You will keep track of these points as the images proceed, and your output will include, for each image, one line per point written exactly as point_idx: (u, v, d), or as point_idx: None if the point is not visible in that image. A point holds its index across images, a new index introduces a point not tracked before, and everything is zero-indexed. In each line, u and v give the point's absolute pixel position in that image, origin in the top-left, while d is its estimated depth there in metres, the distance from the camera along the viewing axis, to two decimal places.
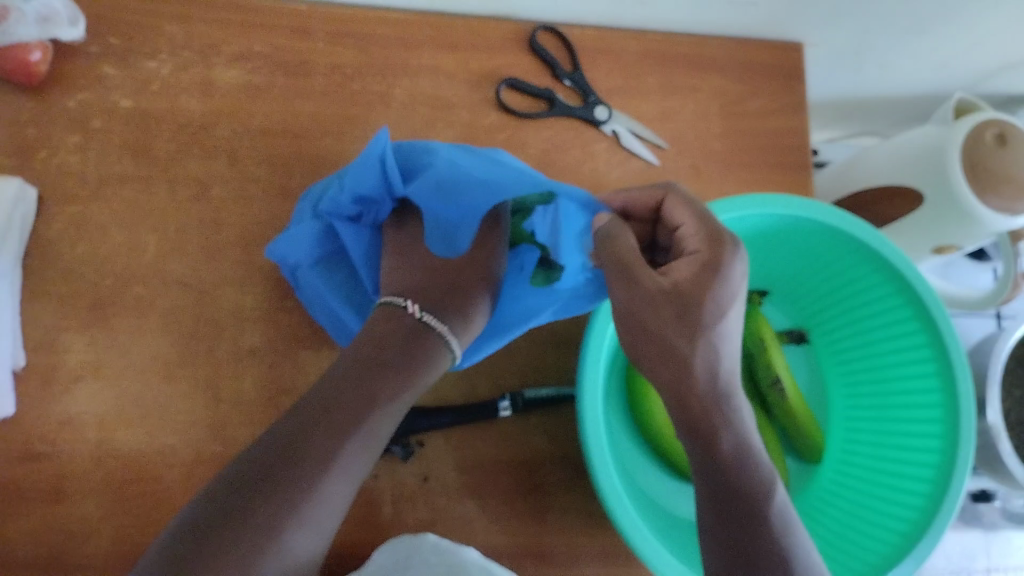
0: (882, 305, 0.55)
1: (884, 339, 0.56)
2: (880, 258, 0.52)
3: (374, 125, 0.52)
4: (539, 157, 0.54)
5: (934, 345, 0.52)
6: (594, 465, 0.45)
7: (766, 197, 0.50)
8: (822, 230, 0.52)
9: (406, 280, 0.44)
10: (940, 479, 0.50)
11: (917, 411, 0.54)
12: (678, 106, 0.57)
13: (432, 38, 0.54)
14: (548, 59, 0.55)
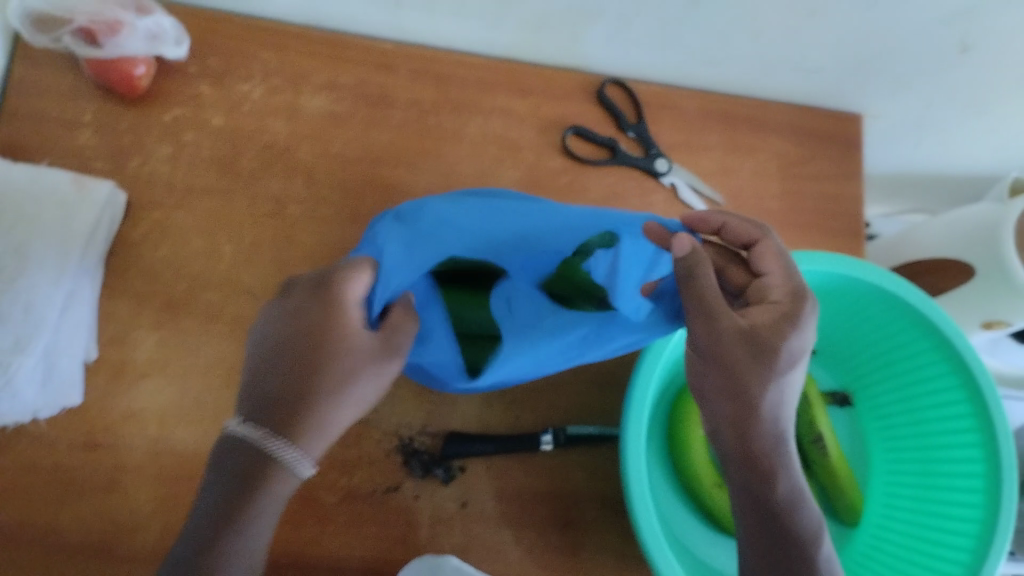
0: (930, 373, 0.56)
1: (929, 406, 0.56)
2: (931, 325, 0.53)
3: (445, 159, 0.55)
4: (599, 203, 0.56)
5: (980, 416, 0.53)
6: (634, 503, 0.46)
7: (823, 256, 0.51)
8: (874, 292, 0.54)
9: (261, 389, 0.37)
10: (978, 551, 0.50)
11: (956, 482, 0.54)
12: (737, 165, 0.59)
13: (507, 82, 0.56)
14: (614, 110, 0.57)
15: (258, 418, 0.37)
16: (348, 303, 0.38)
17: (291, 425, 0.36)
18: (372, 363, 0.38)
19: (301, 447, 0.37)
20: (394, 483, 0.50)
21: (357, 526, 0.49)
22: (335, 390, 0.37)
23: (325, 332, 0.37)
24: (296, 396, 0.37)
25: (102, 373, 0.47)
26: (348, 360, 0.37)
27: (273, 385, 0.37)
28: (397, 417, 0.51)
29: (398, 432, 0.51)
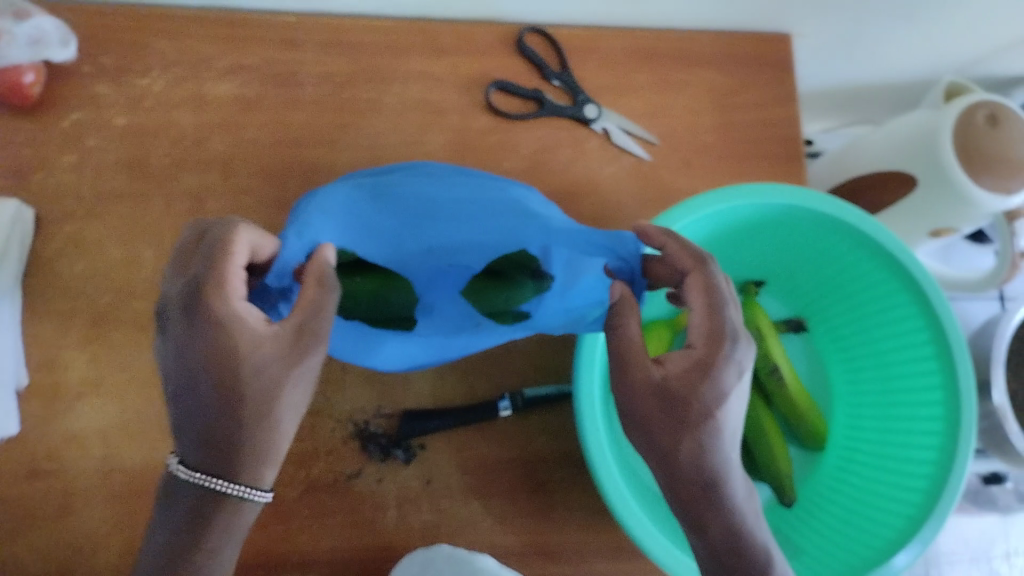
0: (881, 292, 0.54)
1: (883, 326, 0.55)
2: (874, 244, 0.52)
3: (367, 130, 0.52)
4: (533, 157, 0.54)
5: (932, 328, 0.52)
6: (598, 471, 0.45)
7: (759, 188, 0.51)
8: (813, 218, 0.52)
9: (192, 428, 0.35)
10: (944, 463, 0.50)
11: (918, 397, 0.53)
12: (669, 101, 0.57)
13: (420, 43, 0.54)
14: (536, 60, 0.55)
15: (209, 460, 0.35)
16: (219, 297, 0.33)
17: (224, 459, 0.35)
18: (287, 374, 0.35)
19: (251, 477, 0.35)
20: (355, 470, 0.49)
21: (323, 517, 0.48)
22: (264, 408, 0.35)
23: (226, 346, 0.33)
24: (230, 421, 0.34)
25: (36, 399, 0.45)
26: (270, 372, 0.34)
27: (208, 422, 0.34)
28: (347, 403, 0.50)
29: (352, 417, 0.50)
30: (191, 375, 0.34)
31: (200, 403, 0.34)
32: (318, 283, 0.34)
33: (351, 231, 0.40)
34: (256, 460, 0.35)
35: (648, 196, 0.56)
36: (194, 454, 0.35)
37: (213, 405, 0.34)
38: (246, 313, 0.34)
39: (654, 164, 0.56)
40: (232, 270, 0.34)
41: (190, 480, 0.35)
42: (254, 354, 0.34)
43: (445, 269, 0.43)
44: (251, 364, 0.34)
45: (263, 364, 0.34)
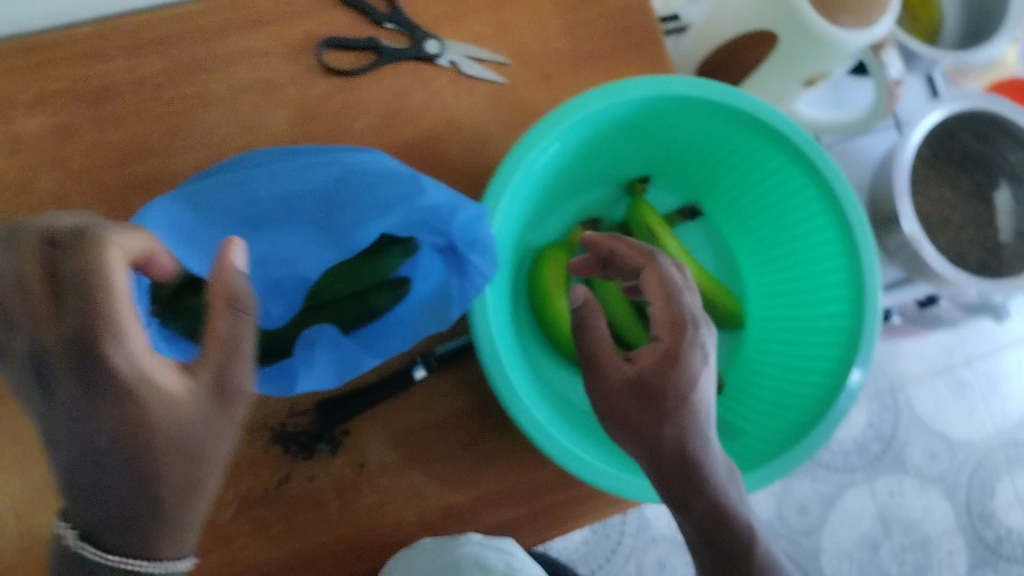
0: (770, 166, 0.53)
1: (773, 190, 0.55)
2: (742, 114, 0.50)
3: (202, 128, 0.49)
4: (383, 111, 0.52)
5: (817, 182, 0.51)
6: (511, 406, 0.43)
7: (616, 85, 0.48)
8: (676, 104, 0.51)
9: (103, 502, 0.31)
10: (853, 327, 0.50)
11: (819, 252, 0.53)
12: (511, 14, 0.54)
13: (234, 20, 0.50)
14: (362, 7, 0.52)
15: (124, 540, 0.32)
16: (125, 353, 0.30)
17: (144, 534, 0.32)
18: (214, 424, 0.33)
19: (168, 548, 0.33)
20: (283, 475, 0.48)
21: (265, 528, 0.47)
22: (195, 468, 0.32)
23: (134, 402, 0.31)
24: (151, 492, 0.32)
25: None
26: (196, 424, 0.32)
27: (129, 495, 0.31)
28: (259, 410, 0.48)
29: (267, 423, 0.48)
30: (102, 447, 0.31)
31: (120, 473, 0.31)
32: (230, 308, 0.34)
33: (187, 243, 0.40)
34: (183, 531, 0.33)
35: (512, 119, 0.54)
36: (106, 533, 0.31)
37: (129, 476, 0.31)
38: (156, 364, 0.31)
39: (511, 84, 0.54)
40: (123, 297, 0.30)
41: (106, 564, 0.31)
42: (179, 410, 0.32)
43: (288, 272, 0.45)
44: (171, 415, 0.31)
45: (192, 423, 0.32)
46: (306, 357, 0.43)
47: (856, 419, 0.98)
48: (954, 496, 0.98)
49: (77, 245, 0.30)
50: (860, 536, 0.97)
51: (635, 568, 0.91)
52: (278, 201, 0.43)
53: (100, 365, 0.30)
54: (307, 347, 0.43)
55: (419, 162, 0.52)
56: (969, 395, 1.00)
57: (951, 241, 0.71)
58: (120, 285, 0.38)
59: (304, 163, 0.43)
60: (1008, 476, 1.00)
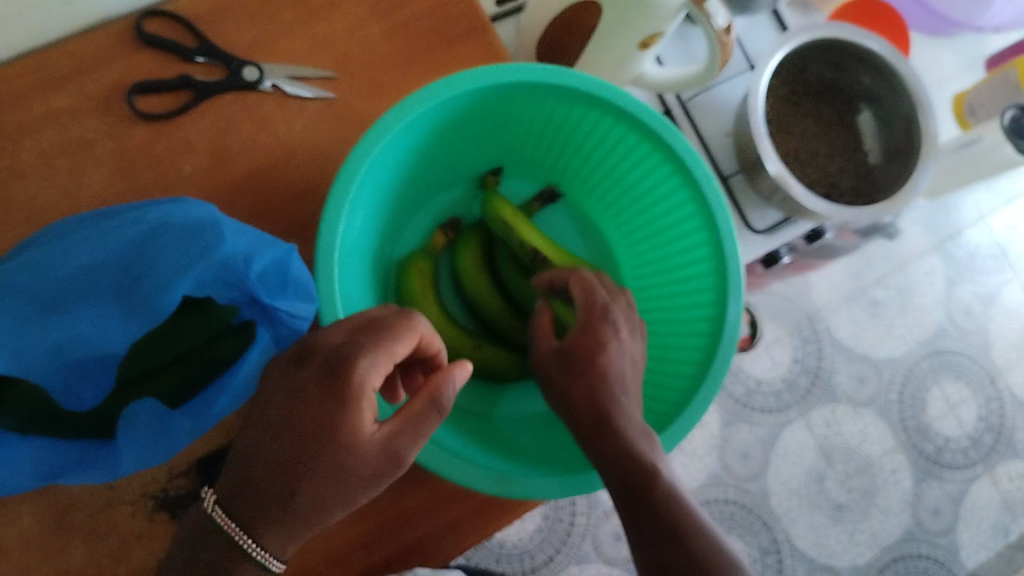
0: (620, 137, 0.54)
1: (629, 160, 0.56)
2: (578, 94, 0.50)
3: (20, 201, 0.47)
4: (212, 149, 0.50)
5: (664, 151, 0.52)
6: None
7: (444, 81, 0.47)
8: (509, 92, 0.50)
9: (244, 469, 0.39)
10: (721, 286, 0.51)
11: (680, 216, 0.54)
12: (327, 26, 0.52)
13: (31, 82, 0.48)
14: (168, 45, 0.49)
15: (247, 513, 0.39)
16: (360, 386, 0.39)
17: (267, 521, 0.38)
18: (373, 476, 0.39)
19: (279, 544, 0.39)
20: (173, 541, 0.46)
21: None
22: (332, 501, 0.39)
23: (342, 421, 0.39)
24: (291, 491, 0.38)
25: None
26: (354, 464, 0.39)
27: (268, 472, 0.39)
28: (135, 479, 0.46)
29: (147, 492, 0.46)
30: (282, 432, 0.39)
31: (267, 453, 0.39)
32: (435, 403, 0.41)
33: None
34: (288, 535, 0.39)
35: (349, 134, 0.52)
36: (241, 500, 0.39)
37: (289, 470, 0.38)
38: (366, 409, 0.39)
39: (340, 98, 0.52)
40: (387, 353, 0.40)
41: (220, 518, 0.39)
42: (354, 446, 0.39)
43: (68, 364, 0.40)
44: (355, 449, 0.39)
45: (353, 471, 0.39)
46: (127, 437, 0.39)
47: (780, 357, 0.99)
48: (888, 414, 0.99)
49: (383, 318, 0.41)
50: (804, 471, 0.97)
51: (593, 547, 0.90)
52: (71, 278, 0.39)
53: (335, 383, 0.39)
54: (127, 426, 0.39)
55: (260, 195, 0.50)
56: (884, 312, 1.00)
57: (824, 174, 0.71)
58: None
59: (99, 227, 0.40)
60: (936, 385, 1.01)
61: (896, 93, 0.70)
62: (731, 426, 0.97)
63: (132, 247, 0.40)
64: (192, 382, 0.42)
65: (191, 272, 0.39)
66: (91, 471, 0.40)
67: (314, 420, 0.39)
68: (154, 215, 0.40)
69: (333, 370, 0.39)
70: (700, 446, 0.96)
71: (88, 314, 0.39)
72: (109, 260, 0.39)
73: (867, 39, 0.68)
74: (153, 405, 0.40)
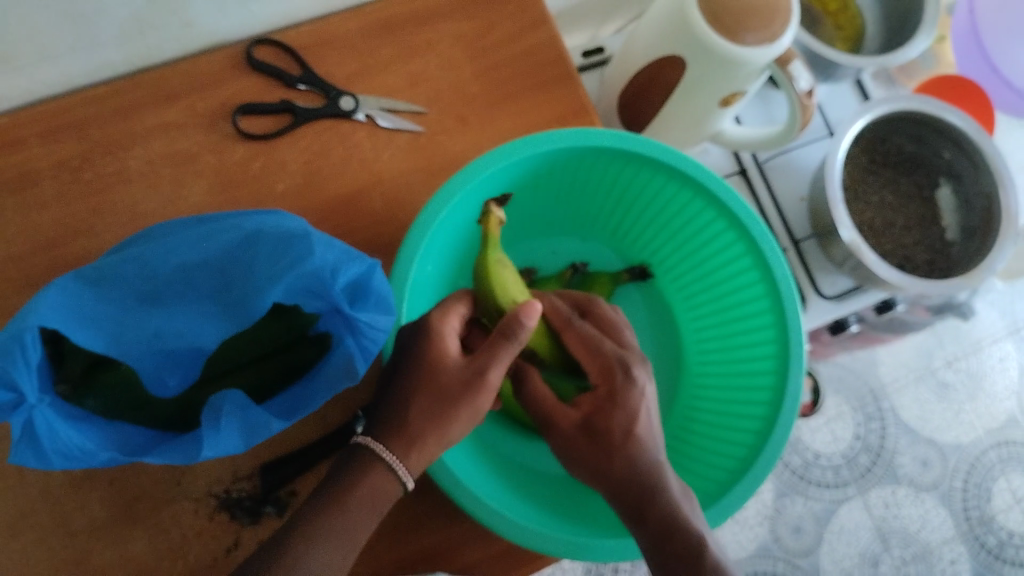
0: (692, 212, 0.55)
1: (695, 235, 0.57)
2: (651, 159, 0.52)
3: (123, 204, 0.50)
4: (304, 170, 0.52)
5: (731, 224, 0.53)
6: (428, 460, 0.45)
7: (523, 139, 0.49)
8: (585, 153, 0.52)
9: (376, 410, 0.43)
10: (782, 366, 0.51)
11: (743, 294, 0.55)
12: (422, 66, 0.55)
13: (147, 98, 0.51)
14: (273, 71, 0.53)
15: (376, 434, 0.41)
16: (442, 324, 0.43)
17: (399, 436, 0.41)
18: (474, 396, 0.41)
19: (410, 465, 0.41)
20: (231, 542, 0.47)
21: None
22: (444, 417, 0.41)
23: (437, 342, 0.42)
24: (407, 409, 0.41)
25: None
26: (454, 381, 0.41)
27: (389, 402, 0.42)
28: (201, 478, 0.48)
29: (211, 490, 0.48)
30: (388, 375, 0.43)
31: (383, 392, 0.43)
32: (505, 334, 0.41)
33: (79, 322, 0.38)
34: (410, 445, 0.41)
35: (434, 166, 0.54)
36: (371, 429, 0.42)
37: (400, 394, 0.42)
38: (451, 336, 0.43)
39: (429, 132, 0.54)
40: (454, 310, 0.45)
41: (355, 445, 0.41)
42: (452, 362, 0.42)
43: (169, 353, 0.41)
44: (447, 370, 0.42)
45: (460, 385, 0.41)
46: (212, 424, 0.40)
47: (841, 432, 0.97)
48: (950, 502, 0.97)
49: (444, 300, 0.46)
50: (859, 552, 0.94)
51: None
52: (174, 275, 0.41)
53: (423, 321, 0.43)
54: (213, 414, 0.40)
55: (345, 218, 0.52)
56: (953, 396, 0.98)
57: (899, 246, 0.70)
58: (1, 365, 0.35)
59: (201, 230, 0.43)
60: (1003, 476, 0.98)
61: (978, 171, 0.70)
62: (786, 497, 0.95)
63: (232, 251, 0.42)
64: (272, 384, 0.44)
65: (283, 278, 0.40)
66: (169, 455, 0.40)
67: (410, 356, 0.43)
68: (252, 222, 0.42)
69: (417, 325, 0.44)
70: (752, 515, 0.94)
71: (186, 311, 0.41)
72: (212, 262, 0.42)
73: (952, 113, 0.69)
74: (237, 395, 0.41)
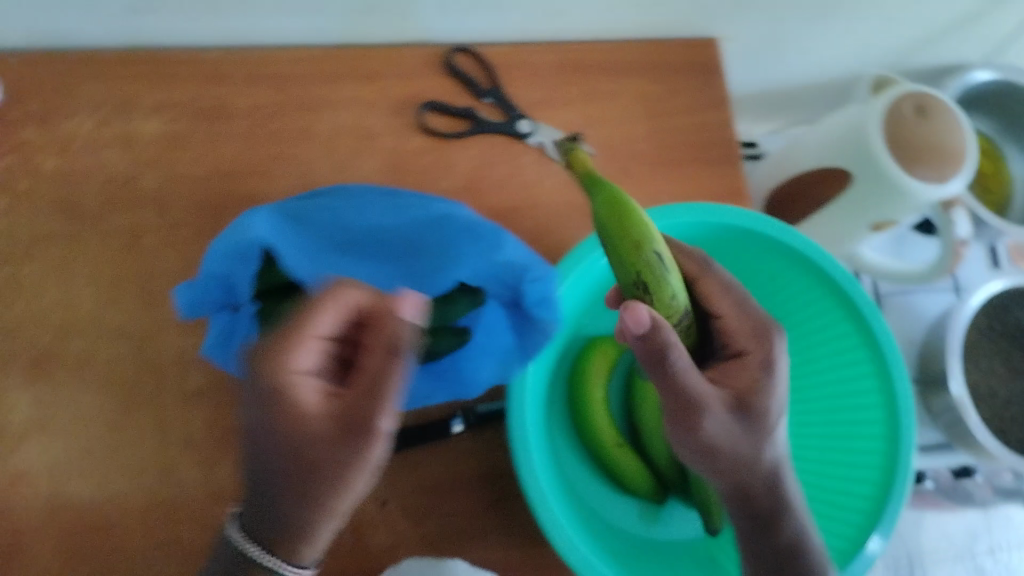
0: (822, 314, 0.56)
1: (817, 340, 0.57)
2: (803, 255, 0.54)
3: (300, 159, 0.53)
4: (468, 176, 0.55)
5: (863, 335, 0.54)
6: (525, 480, 0.43)
7: (687, 204, 0.51)
8: (740, 234, 0.54)
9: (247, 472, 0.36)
10: (884, 482, 0.52)
11: (853, 406, 0.55)
12: (601, 111, 0.57)
13: (349, 70, 0.54)
14: (466, 79, 0.55)
15: (257, 531, 0.35)
16: (292, 377, 0.34)
17: (274, 530, 0.35)
18: (345, 465, 0.34)
19: (287, 553, 0.36)
20: None
21: None
22: (328, 501, 0.35)
23: (278, 410, 0.34)
24: (288, 494, 0.35)
25: None
26: (322, 454, 0.34)
27: (257, 475, 0.35)
28: None
29: None
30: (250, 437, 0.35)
31: (249, 454, 0.35)
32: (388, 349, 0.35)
33: (289, 247, 0.44)
34: (299, 539, 0.35)
35: (587, 206, 0.56)
36: (245, 516, 0.36)
37: (248, 474, 0.35)
38: (308, 387, 0.35)
39: None
40: (305, 340, 0.35)
41: (239, 535, 0.36)
42: (303, 427, 0.34)
43: None
44: (308, 424, 0.34)
45: (269, 489, 0.35)
46: None
47: None
48: None
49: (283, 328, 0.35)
50: None
51: None
52: (365, 232, 0.47)
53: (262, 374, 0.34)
54: None
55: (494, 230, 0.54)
56: None
57: (996, 415, 0.70)
58: (225, 269, 0.42)
59: (391, 202, 0.48)
60: None
61: None
62: None
63: (419, 227, 0.47)
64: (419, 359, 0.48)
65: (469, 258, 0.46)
66: None
67: (258, 414, 0.34)
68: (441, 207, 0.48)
69: (260, 388, 0.34)
70: None
71: (373, 266, 0.47)
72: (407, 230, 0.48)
73: None
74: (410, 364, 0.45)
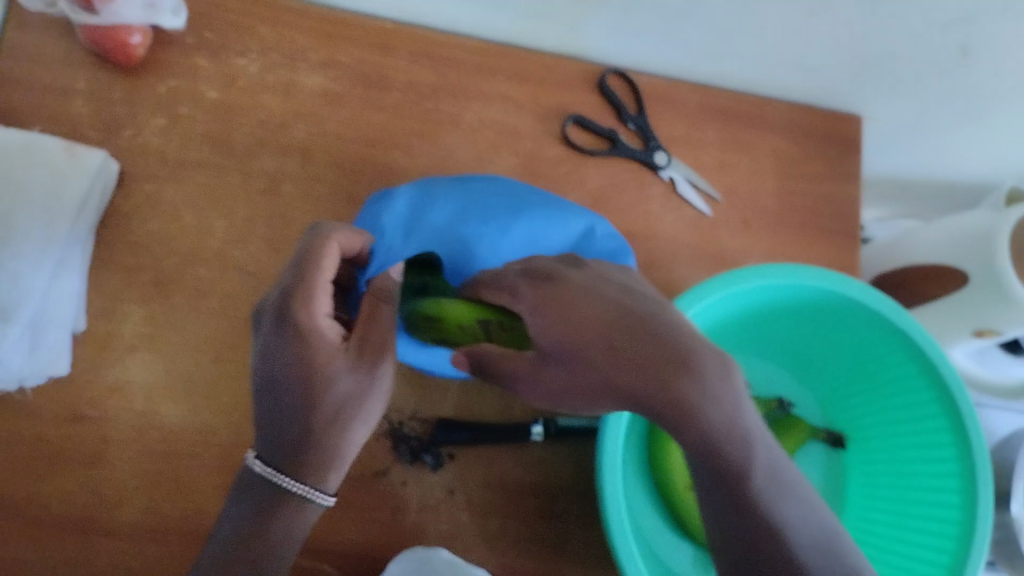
0: (917, 397, 0.54)
1: (902, 409, 0.56)
2: (895, 328, 0.52)
3: (443, 142, 0.54)
4: (596, 194, 0.55)
5: (948, 414, 0.52)
6: (606, 499, 0.45)
7: (805, 270, 0.51)
8: (841, 302, 0.53)
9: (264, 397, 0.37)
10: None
11: (931, 482, 0.54)
12: (735, 161, 0.58)
13: (506, 69, 0.55)
14: (615, 102, 0.56)
15: (286, 457, 0.37)
16: (314, 317, 0.37)
17: (302, 459, 0.37)
18: (357, 386, 0.37)
19: (316, 480, 0.37)
20: (382, 468, 0.50)
21: (342, 512, 0.49)
22: (341, 423, 0.37)
23: (300, 335, 0.36)
24: (305, 420, 0.36)
25: (88, 345, 0.47)
26: (338, 377, 0.37)
27: (279, 403, 0.37)
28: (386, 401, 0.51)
29: (388, 415, 0.51)
30: (278, 369, 0.37)
31: (264, 383, 0.37)
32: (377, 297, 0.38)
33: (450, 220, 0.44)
34: (322, 466, 0.37)
35: (704, 249, 0.57)
36: (272, 442, 0.37)
37: (277, 401, 0.37)
38: (326, 328, 0.37)
39: (713, 219, 0.57)
40: (321, 287, 0.37)
41: (262, 467, 0.37)
42: (318, 351, 0.36)
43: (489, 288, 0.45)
44: (317, 358, 0.36)
45: (293, 411, 0.36)
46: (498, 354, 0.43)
47: None
48: None
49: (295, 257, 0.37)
50: None
51: None
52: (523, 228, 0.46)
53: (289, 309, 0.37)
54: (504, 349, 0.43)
55: None
56: None
57: None
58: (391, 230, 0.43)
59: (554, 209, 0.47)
60: None
61: None
62: None
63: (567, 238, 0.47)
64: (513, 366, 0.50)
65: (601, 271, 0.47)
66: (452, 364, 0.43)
67: (289, 349, 0.36)
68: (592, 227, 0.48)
69: (285, 315, 0.36)
70: None
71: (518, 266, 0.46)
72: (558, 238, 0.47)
73: None
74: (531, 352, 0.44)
